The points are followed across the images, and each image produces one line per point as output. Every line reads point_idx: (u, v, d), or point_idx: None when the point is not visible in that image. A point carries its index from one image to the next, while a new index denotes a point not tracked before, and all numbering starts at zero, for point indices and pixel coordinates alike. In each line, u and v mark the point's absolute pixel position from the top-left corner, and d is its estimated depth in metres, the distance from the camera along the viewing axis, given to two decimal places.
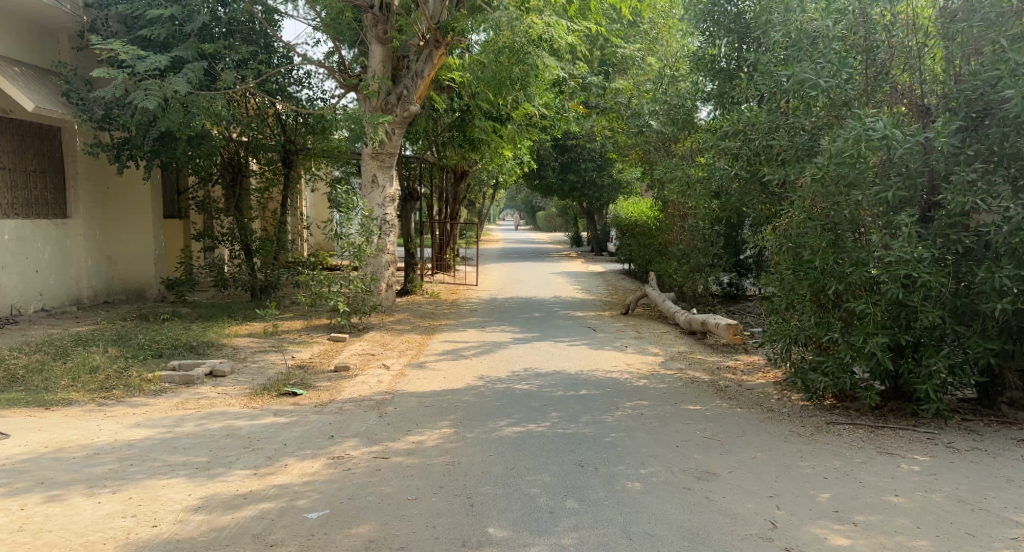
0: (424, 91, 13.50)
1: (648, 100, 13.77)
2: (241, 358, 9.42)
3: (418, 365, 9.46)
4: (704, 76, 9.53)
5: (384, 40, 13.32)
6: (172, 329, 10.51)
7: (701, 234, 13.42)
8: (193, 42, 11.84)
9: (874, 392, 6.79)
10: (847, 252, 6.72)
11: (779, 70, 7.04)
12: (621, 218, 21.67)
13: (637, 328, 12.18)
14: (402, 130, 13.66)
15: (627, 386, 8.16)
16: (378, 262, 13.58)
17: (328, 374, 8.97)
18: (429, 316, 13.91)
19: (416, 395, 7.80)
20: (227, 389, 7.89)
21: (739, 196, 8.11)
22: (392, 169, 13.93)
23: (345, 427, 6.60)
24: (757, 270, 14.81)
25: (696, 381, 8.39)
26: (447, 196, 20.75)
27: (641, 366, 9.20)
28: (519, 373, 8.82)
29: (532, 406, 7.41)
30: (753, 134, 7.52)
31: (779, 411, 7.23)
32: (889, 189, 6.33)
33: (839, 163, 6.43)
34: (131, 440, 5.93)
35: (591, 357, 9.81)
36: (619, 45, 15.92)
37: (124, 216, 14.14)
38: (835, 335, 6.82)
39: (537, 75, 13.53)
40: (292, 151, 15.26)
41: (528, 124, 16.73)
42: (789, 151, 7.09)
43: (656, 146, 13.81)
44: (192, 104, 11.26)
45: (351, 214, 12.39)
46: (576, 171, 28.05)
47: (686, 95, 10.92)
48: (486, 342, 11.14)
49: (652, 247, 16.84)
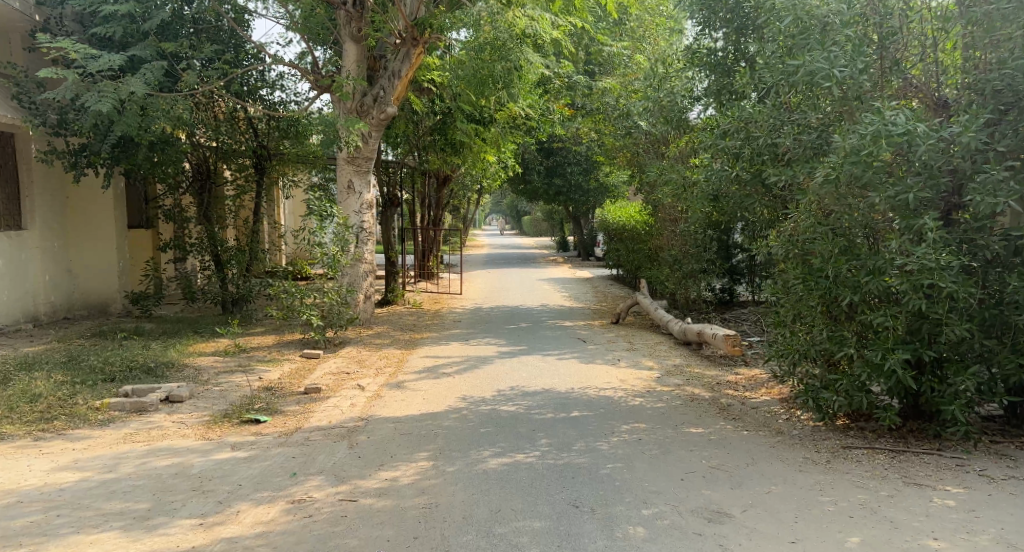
0: (402, 92, 12.83)
1: (637, 100, 13.17)
2: (202, 381, 8.77)
3: (395, 385, 8.79)
4: (699, 72, 8.95)
5: (359, 38, 12.74)
6: (130, 349, 9.86)
7: (695, 238, 12.81)
8: (152, 41, 11.17)
9: (893, 413, 6.15)
10: (861, 260, 6.10)
11: (784, 62, 6.37)
12: (608, 222, 21.08)
13: (629, 339, 11.53)
14: (379, 133, 12.97)
15: (622, 406, 7.52)
16: (355, 272, 12.89)
17: (296, 397, 8.29)
18: (410, 329, 13.20)
19: (392, 421, 7.14)
20: (184, 417, 7.30)
21: (739, 200, 7.48)
22: (369, 174, 13.23)
23: (310, 462, 5.95)
24: (750, 275, 14.22)
25: (696, 399, 7.74)
26: (429, 202, 20.12)
27: (635, 382, 8.56)
28: (505, 393, 8.17)
29: (519, 431, 6.75)
30: (756, 132, 6.89)
31: (789, 434, 6.58)
32: (910, 191, 5.68)
33: (854, 162, 5.78)
34: (63, 484, 5.30)
35: (583, 373, 9.15)
36: (605, 43, 15.34)
37: (85, 227, 13.53)
38: (850, 351, 6.19)
39: (521, 74, 12.92)
40: (264, 157, 14.62)
41: (511, 126, 16.10)
42: (795, 151, 6.46)
43: (646, 148, 13.31)
44: (151, 107, 10.61)
45: (326, 223, 11.67)
46: (562, 176, 27.46)
47: (679, 92, 10.27)
48: (470, 357, 10.47)
49: (642, 253, 16.21)
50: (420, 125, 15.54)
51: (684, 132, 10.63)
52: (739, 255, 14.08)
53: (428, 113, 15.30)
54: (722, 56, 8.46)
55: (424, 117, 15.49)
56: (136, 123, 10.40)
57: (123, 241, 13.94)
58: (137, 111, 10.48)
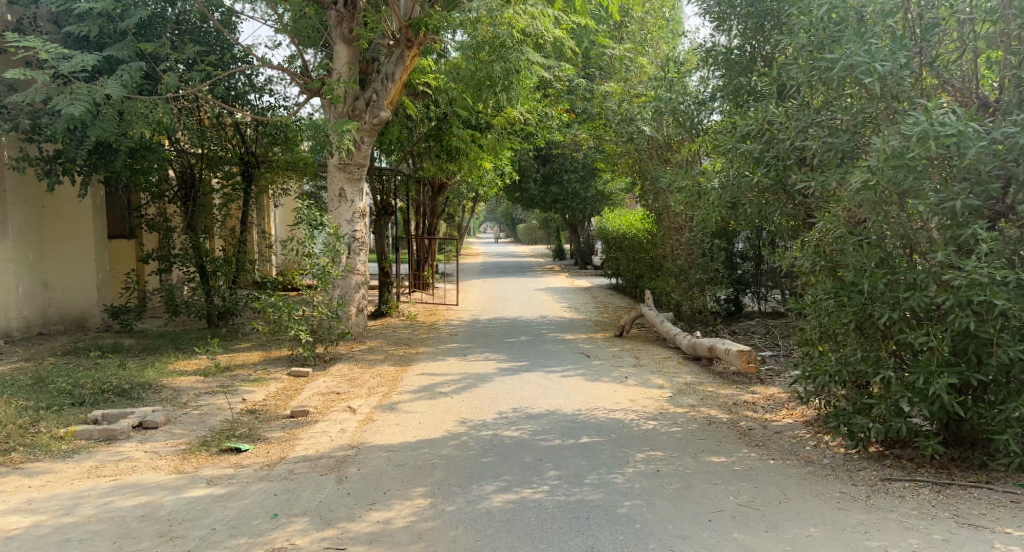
0: (395, 95, 12.33)
1: (641, 104, 12.68)
2: (180, 404, 8.27)
3: (389, 406, 8.21)
4: (710, 70, 8.60)
5: (350, 39, 12.14)
6: (104, 370, 9.39)
7: (703, 247, 12.21)
8: (130, 41, 10.65)
9: (937, 442, 5.56)
10: (899, 273, 5.53)
11: (814, 57, 5.86)
12: (608, 231, 20.48)
13: (635, 354, 10.93)
14: (372, 139, 12.40)
15: (633, 431, 6.95)
16: (346, 284, 12.29)
17: (281, 423, 7.72)
18: (405, 343, 12.58)
19: (385, 450, 6.56)
20: (157, 446, 6.83)
21: (756, 208, 6.92)
22: (361, 181, 12.58)
23: (293, 501, 5.39)
24: (758, 285, 13.54)
25: (714, 422, 7.15)
26: (424, 211, 19.64)
27: (646, 403, 7.98)
28: (507, 416, 7.58)
29: (524, 461, 6.17)
30: (779, 133, 6.35)
31: (820, 463, 5.98)
32: (956, 198, 5.17)
33: (896, 166, 5.22)
34: (12, 533, 4.89)
35: (590, 392, 8.56)
36: (606, 46, 14.86)
37: (62, 239, 13.32)
38: (887, 373, 5.59)
39: (521, 77, 12.44)
40: (252, 164, 14.24)
41: (510, 131, 15.45)
42: (822, 155, 5.91)
43: (649, 154, 12.81)
44: (128, 110, 10.08)
45: (316, 233, 11.06)
46: (559, 183, 26.96)
47: (691, 88, 9.70)
48: (468, 374, 9.86)
49: (644, 262, 15.60)
50: (415, 131, 14.97)
51: (699, 139, 9.65)
52: (746, 265, 13.54)
53: (424, 118, 14.76)
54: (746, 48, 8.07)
55: (419, 122, 14.94)
56: (112, 128, 9.92)
57: (101, 253, 13.76)
58: (113, 116, 10.01)
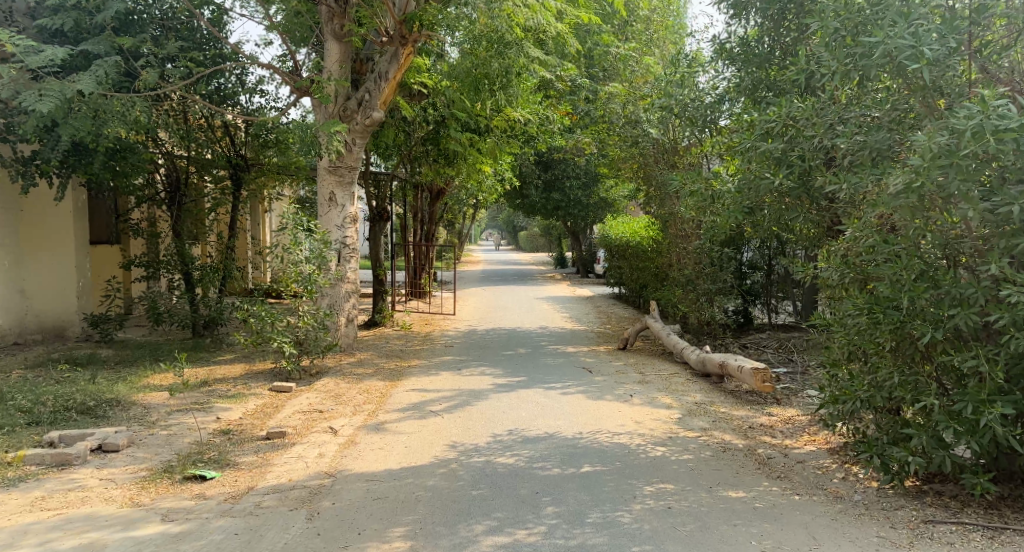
0: (389, 95, 11.60)
1: (647, 107, 12.06)
2: (148, 424, 7.66)
3: (374, 426, 7.58)
4: (723, 65, 8.38)
5: (342, 36, 11.54)
6: (70, 385, 8.77)
7: (712, 256, 11.53)
8: (107, 34, 10.07)
9: (987, 480, 4.88)
10: (944, 288, 4.87)
11: (849, 43, 5.24)
12: (611, 239, 19.85)
13: (640, 369, 10.25)
14: (363, 141, 11.75)
15: (640, 459, 6.30)
16: (336, 293, 11.65)
17: (254, 446, 7.09)
18: (396, 356, 11.92)
19: (365, 479, 5.92)
20: (115, 472, 6.21)
21: (775, 213, 6.30)
22: (352, 185, 11.94)
23: (256, 542, 4.78)
24: (768, 296, 12.90)
25: (729, 449, 6.50)
26: (422, 217, 19.06)
27: (653, 425, 7.33)
28: (501, 440, 6.93)
29: (520, 494, 5.54)
30: (805, 131, 5.73)
31: (851, 500, 5.33)
32: (1013, 203, 4.53)
33: (943, 166, 4.59)
34: None
35: (593, 413, 7.89)
36: (610, 46, 14.25)
37: (42, 243, 12.82)
38: (929, 401, 4.93)
39: (520, 73, 11.98)
40: (241, 167, 13.71)
41: (510, 135, 14.69)
42: (855, 154, 5.29)
43: (655, 158, 12.18)
44: (103, 108, 9.45)
45: (301, 237, 10.36)
46: (561, 190, 26.36)
47: (704, 86, 9.06)
48: (462, 390, 9.21)
49: (649, 271, 14.94)
50: (410, 133, 14.33)
51: (712, 140, 9.01)
52: (756, 275, 12.87)
53: (421, 121, 14.16)
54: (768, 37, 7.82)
55: (415, 124, 14.30)
56: (87, 125, 9.26)
57: (83, 258, 13.26)
58: (88, 114, 9.39)
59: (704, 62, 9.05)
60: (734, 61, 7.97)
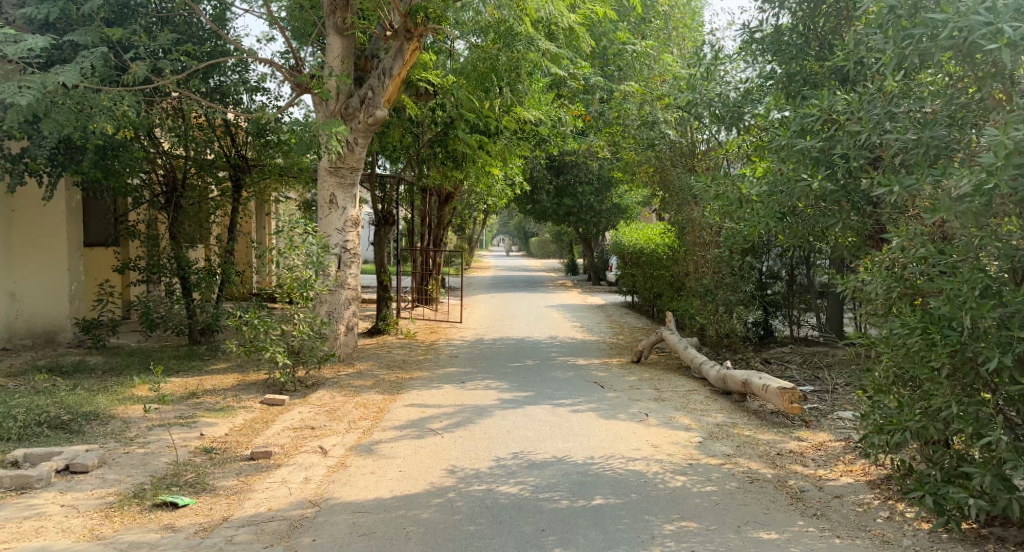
0: (393, 93, 11.09)
1: (666, 106, 11.51)
2: (125, 441, 7.11)
3: (367, 447, 7.00)
4: (749, 58, 7.99)
5: (345, 30, 10.83)
6: (47, 396, 8.24)
7: (732, 265, 10.81)
8: (96, 25, 9.57)
9: None
10: (1013, 307, 4.22)
11: (905, 27, 4.56)
12: (624, 245, 19.25)
13: (655, 385, 9.61)
14: (366, 140, 11.09)
15: (658, 490, 5.68)
16: (335, 300, 11.08)
17: (236, 467, 6.52)
18: (398, 367, 11.33)
19: (352, 510, 5.33)
20: (80, 496, 5.65)
21: (813, 218, 5.69)
22: (354, 188, 11.30)
23: None
24: (789, 307, 12.28)
25: (757, 480, 5.87)
26: (430, 221, 18.51)
27: (672, 450, 6.70)
28: (505, 464, 6.33)
29: (523, 531, 4.93)
30: (850, 127, 5.10)
31: (899, 545, 4.69)
32: None
33: (1018, 165, 3.93)
34: None
35: (605, 434, 7.27)
36: (627, 44, 13.76)
37: (33, 245, 12.36)
38: (993, 436, 4.29)
39: (532, 70, 11.51)
40: (242, 168, 13.20)
41: (520, 137, 14.12)
42: (907, 153, 4.67)
43: (673, 160, 11.55)
44: (89, 102, 8.91)
45: (297, 241, 9.81)
46: (573, 195, 25.76)
47: (737, 78, 8.43)
48: (465, 406, 8.60)
49: (665, 280, 14.26)
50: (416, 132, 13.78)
51: (741, 138, 8.33)
52: (776, 286, 12.27)
53: (428, 122, 13.59)
54: (803, 29, 7.25)
55: (422, 125, 13.77)
56: (72, 121, 8.71)
57: (75, 261, 12.78)
58: (72, 108, 8.85)
59: (731, 55, 8.35)
60: (765, 51, 7.54)
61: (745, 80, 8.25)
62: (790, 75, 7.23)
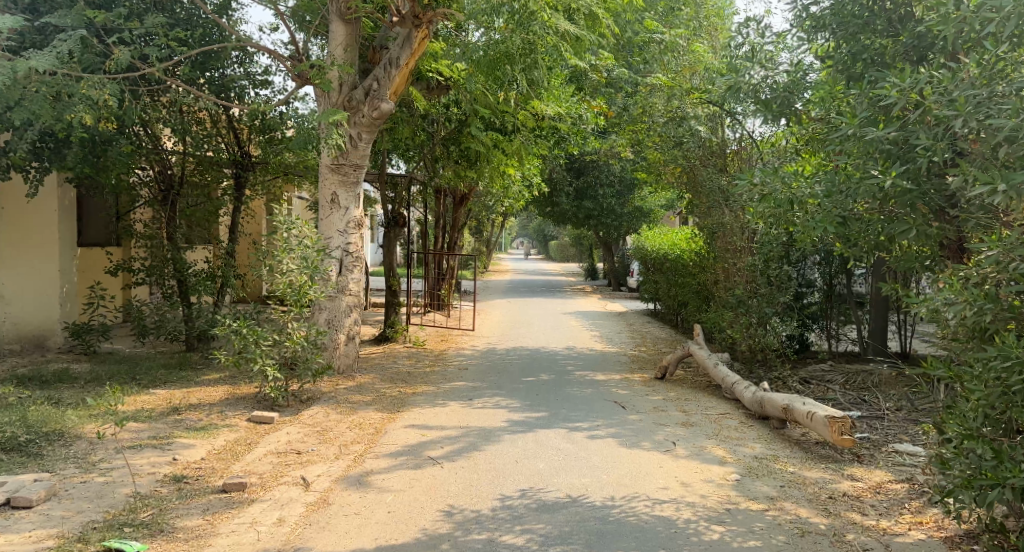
0: (401, 85, 10.25)
1: (697, 100, 10.66)
2: (86, 466, 6.31)
3: (356, 479, 6.16)
4: (804, 38, 7.17)
5: (350, 16, 9.97)
6: (9, 410, 7.44)
7: (768, 274, 9.86)
8: (77, 6, 8.80)
9: None
10: None
11: None
12: (647, 250, 18.32)
13: (683, 406, 8.69)
14: (371, 136, 10.23)
15: (690, 546, 4.80)
16: (336, 307, 10.24)
17: (204, 502, 5.69)
18: (402, 379, 10.49)
19: None
20: (13, 540, 4.85)
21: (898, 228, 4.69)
22: (357, 186, 10.41)
23: None
24: (829, 320, 11.32)
25: (810, 534, 4.98)
26: (444, 222, 17.64)
27: (705, 490, 5.81)
28: (511, 506, 5.46)
29: None
30: (940, 116, 4.18)
31: None
32: None
33: None
34: None
35: (626, 467, 6.37)
36: (655, 33, 12.90)
37: (23, 244, 11.63)
38: None
39: (552, 58, 10.62)
40: (244, 166, 12.42)
41: (538, 134, 13.26)
42: (1014, 146, 3.76)
43: (705, 157, 10.63)
44: (66, 89, 8.12)
45: (290, 244, 8.95)
46: (593, 198, 24.78)
47: (792, 62, 7.47)
48: (471, 429, 7.73)
49: (692, 288, 13.28)
50: (429, 130, 12.98)
51: (791, 131, 7.40)
52: (813, 296, 11.24)
53: (442, 119, 12.78)
54: None
55: (435, 123, 12.97)
56: (46, 109, 7.93)
57: (68, 260, 12.02)
58: (47, 95, 8.06)
59: (783, 36, 7.52)
60: (823, 27, 6.75)
61: (798, 65, 7.31)
62: (853, 55, 6.36)
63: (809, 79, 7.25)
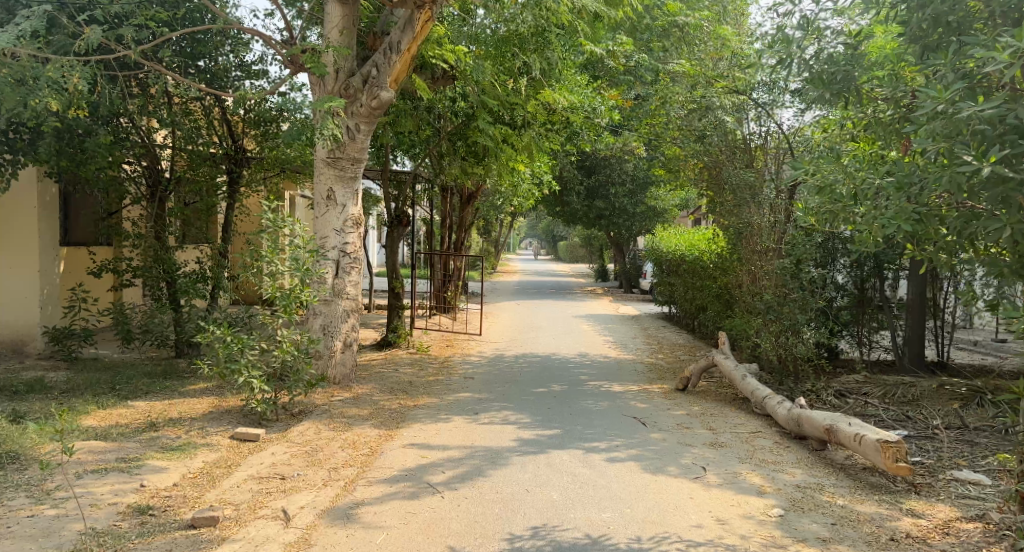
0: (401, 72, 9.49)
1: (723, 89, 9.88)
2: (39, 495, 5.56)
3: (345, 513, 5.40)
4: (856, 10, 6.37)
5: None
6: None
7: (801, 277, 9.03)
8: None
9: None
10: None
11: None
12: (662, 251, 17.54)
13: (710, 423, 7.88)
14: (370, 127, 9.45)
15: None
16: (331, 312, 9.47)
17: (168, 541, 4.94)
18: (403, 390, 9.72)
19: None
20: None
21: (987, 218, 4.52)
22: (355, 181, 9.63)
23: None
24: (862, 327, 10.45)
25: None
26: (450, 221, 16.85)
27: (747, 530, 5.03)
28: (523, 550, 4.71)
29: None
30: None
31: None
32: None
33: None
34: None
35: (653, 498, 5.60)
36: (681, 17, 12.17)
37: None
38: None
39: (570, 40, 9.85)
40: (239, 161, 11.55)
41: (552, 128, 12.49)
42: None
43: (732, 150, 9.84)
44: (32, 73, 7.40)
45: (279, 244, 8.18)
46: (605, 197, 24.01)
47: (841, 38, 6.70)
48: (477, 449, 6.95)
49: (713, 290, 12.46)
50: (435, 125, 12.23)
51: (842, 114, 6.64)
52: (843, 301, 10.36)
53: (448, 113, 11.96)
54: None
55: (441, 117, 12.21)
56: (9, 93, 7.21)
57: (50, 259, 11.27)
58: (11, 79, 7.34)
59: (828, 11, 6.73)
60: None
61: (844, 41, 6.56)
62: (936, 16, 5.52)
63: (858, 60, 6.48)
